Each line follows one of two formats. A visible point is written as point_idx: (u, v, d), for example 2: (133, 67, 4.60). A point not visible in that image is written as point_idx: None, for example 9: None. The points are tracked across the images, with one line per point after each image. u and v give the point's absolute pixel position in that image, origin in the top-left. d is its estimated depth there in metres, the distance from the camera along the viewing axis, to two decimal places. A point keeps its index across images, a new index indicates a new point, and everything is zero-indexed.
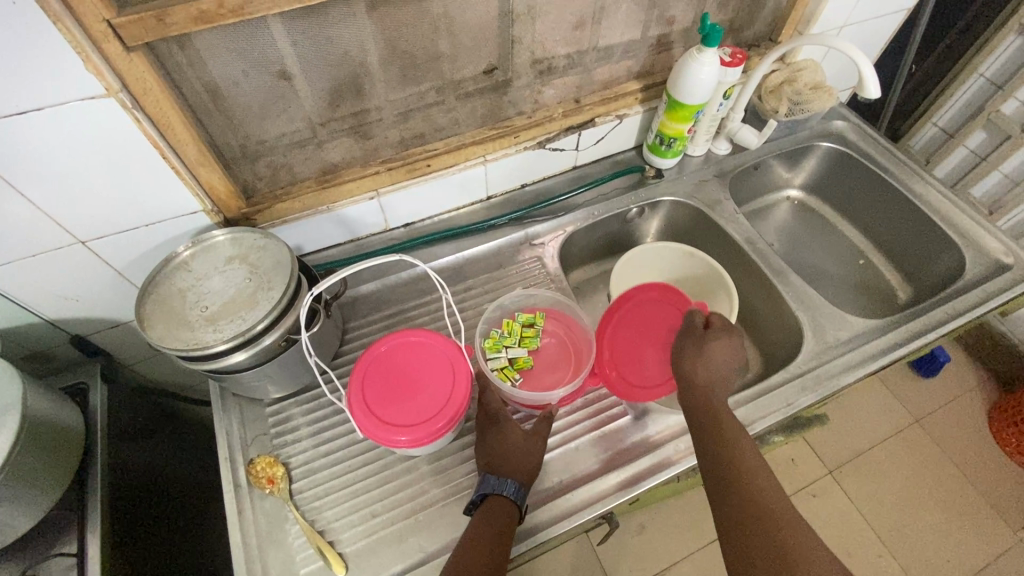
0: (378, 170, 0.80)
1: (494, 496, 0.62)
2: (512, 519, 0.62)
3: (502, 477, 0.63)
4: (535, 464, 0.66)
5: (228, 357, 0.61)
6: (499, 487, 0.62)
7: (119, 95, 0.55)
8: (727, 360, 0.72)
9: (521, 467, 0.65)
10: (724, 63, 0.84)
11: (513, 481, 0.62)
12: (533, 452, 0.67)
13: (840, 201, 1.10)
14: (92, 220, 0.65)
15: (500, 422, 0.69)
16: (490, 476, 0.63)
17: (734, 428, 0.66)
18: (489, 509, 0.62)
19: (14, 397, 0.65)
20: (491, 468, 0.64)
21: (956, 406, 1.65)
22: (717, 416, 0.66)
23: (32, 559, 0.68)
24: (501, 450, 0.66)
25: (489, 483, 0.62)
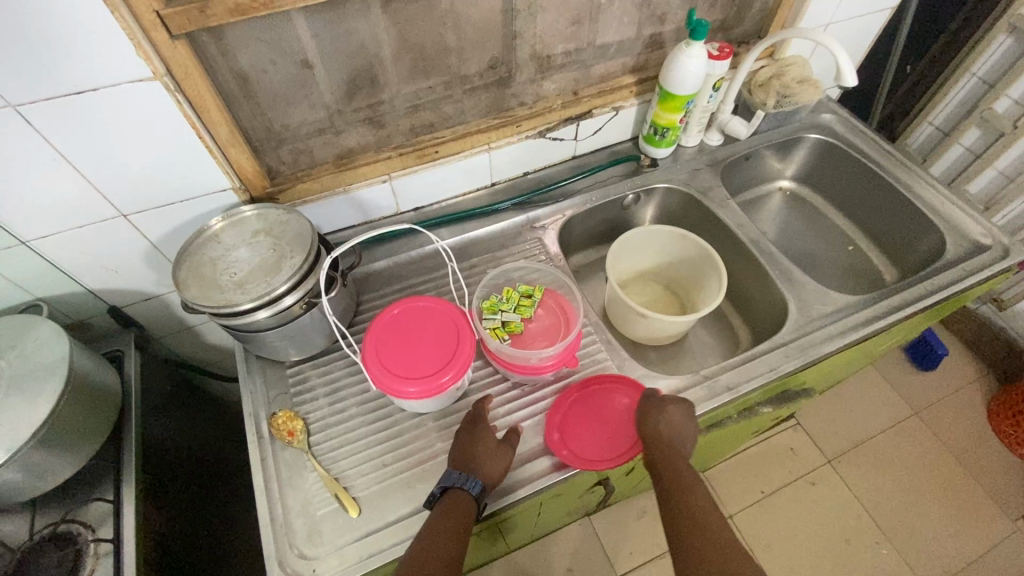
0: (390, 155, 0.87)
1: (454, 490, 0.65)
2: (468, 519, 0.63)
3: (467, 473, 0.65)
4: (502, 467, 0.68)
5: (255, 315, 0.68)
6: (461, 481, 0.64)
7: (164, 79, 0.62)
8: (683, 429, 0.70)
9: (485, 469, 0.67)
10: (712, 57, 0.90)
11: (477, 476, 0.64)
12: (501, 457, 0.68)
13: (830, 190, 1.15)
14: (135, 194, 0.72)
15: (476, 426, 0.71)
16: (454, 471, 0.66)
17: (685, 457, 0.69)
18: (448, 504, 0.64)
19: (61, 353, 0.72)
20: (458, 465, 0.67)
21: (957, 399, 1.67)
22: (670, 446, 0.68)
23: (73, 504, 0.75)
24: (470, 451, 0.68)
25: (451, 478, 0.65)
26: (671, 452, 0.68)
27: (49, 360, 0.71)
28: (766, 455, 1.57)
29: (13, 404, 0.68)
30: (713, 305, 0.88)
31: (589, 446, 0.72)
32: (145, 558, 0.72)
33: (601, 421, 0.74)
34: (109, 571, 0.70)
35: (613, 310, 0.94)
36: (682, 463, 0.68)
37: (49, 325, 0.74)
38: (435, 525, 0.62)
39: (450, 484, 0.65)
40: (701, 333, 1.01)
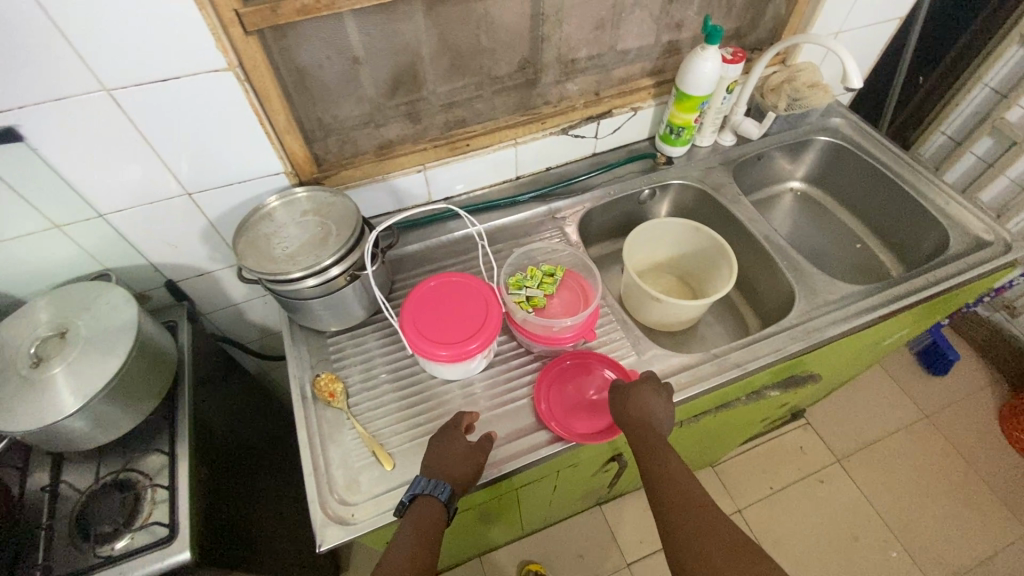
0: (426, 147, 0.94)
1: (423, 497, 0.67)
2: (436, 526, 0.65)
3: (435, 481, 0.67)
4: (472, 473, 0.70)
5: (305, 283, 0.75)
6: (430, 489, 0.66)
7: (236, 70, 0.70)
8: (657, 408, 0.73)
9: (456, 475, 0.69)
10: (726, 60, 0.96)
11: (445, 483, 0.66)
12: (471, 463, 0.70)
13: (840, 191, 1.20)
14: (200, 175, 0.80)
15: (449, 433, 0.72)
16: (422, 478, 0.67)
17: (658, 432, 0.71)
18: (418, 511, 0.66)
19: (129, 315, 0.80)
20: (427, 472, 0.69)
21: (969, 404, 1.68)
22: (642, 423, 0.71)
23: (132, 454, 0.82)
24: (440, 459, 0.69)
25: (420, 486, 0.67)
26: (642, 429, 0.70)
27: (119, 321, 0.79)
28: (776, 453, 1.60)
29: (88, 358, 0.76)
30: (725, 290, 0.93)
31: (578, 423, 0.77)
32: (197, 506, 0.79)
33: (585, 400, 0.79)
34: (164, 514, 0.77)
35: (629, 296, 1.00)
36: (654, 437, 0.69)
37: (117, 290, 0.82)
38: (409, 530, 0.64)
39: (418, 491, 0.67)
40: (713, 322, 1.06)
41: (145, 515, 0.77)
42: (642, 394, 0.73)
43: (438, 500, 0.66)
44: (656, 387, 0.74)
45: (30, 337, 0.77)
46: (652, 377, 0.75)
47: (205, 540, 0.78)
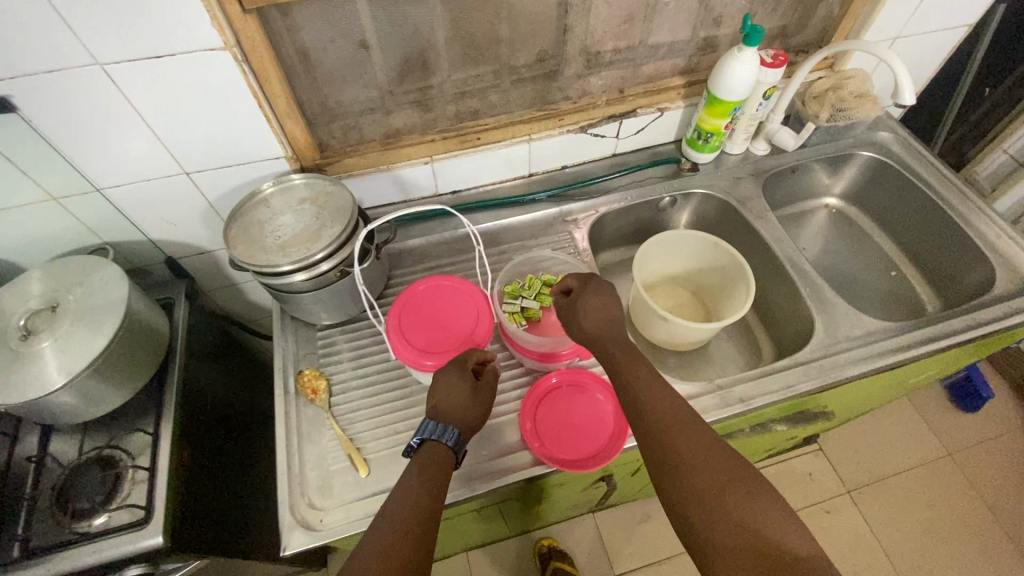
0: (434, 138, 0.90)
1: (431, 442, 0.64)
2: (444, 468, 0.63)
3: (444, 426, 0.65)
4: (481, 414, 0.69)
5: (293, 276, 0.73)
6: (439, 434, 0.64)
7: (233, 50, 0.67)
8: (601, 308, 0.73)
9: (463, 420, 0.67)
10: (765, 64, 0.88)
11: (454, 429, 0.65)
12: (479, 404, 0.69)
13: (879, 212, 1.11)
14: (197, 155, 0.78)
15: (454, 373, 0.68)
16: (431, 423, 0.65)
17: (624, 343, 0.72)
18: (422, 456, 0.63)
19: (120, 293, 0.79)
20: (435, 416, 0.66)
21: (998, 444, 1.58)
22: (599, 332, 0.72)
23: (118, 431, 0.83)
24: (447, 402, 0.67)
25: (429, 431, 0.64)
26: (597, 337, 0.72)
27: (109, 299, 0.78)
28: (783, 477, 1.54)
29: (75, 335, 0.75)
30: (740, 313, 0.87)
31: (569, 448, 0.73)
32: (176, 490, 0.79)
33: (570, 422, 0.74)
34: (142, 496, 0.78)
35: (635, 311, 0.95)
36: (612, 345, 0.72)
37: (110, 267, 0.81)
38: (414, 474, 0.61)
39: (426, 436, 0.64)
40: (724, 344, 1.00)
41: (124, 494, 0.78)
42: (581, 304, 0.74)
43: (446, 445, 0.64)
44: (593, 290, 0.74)
45: (22, 309, 0.77)
46: (583, 281, 0.76)
47: (181, 525, 0.79)
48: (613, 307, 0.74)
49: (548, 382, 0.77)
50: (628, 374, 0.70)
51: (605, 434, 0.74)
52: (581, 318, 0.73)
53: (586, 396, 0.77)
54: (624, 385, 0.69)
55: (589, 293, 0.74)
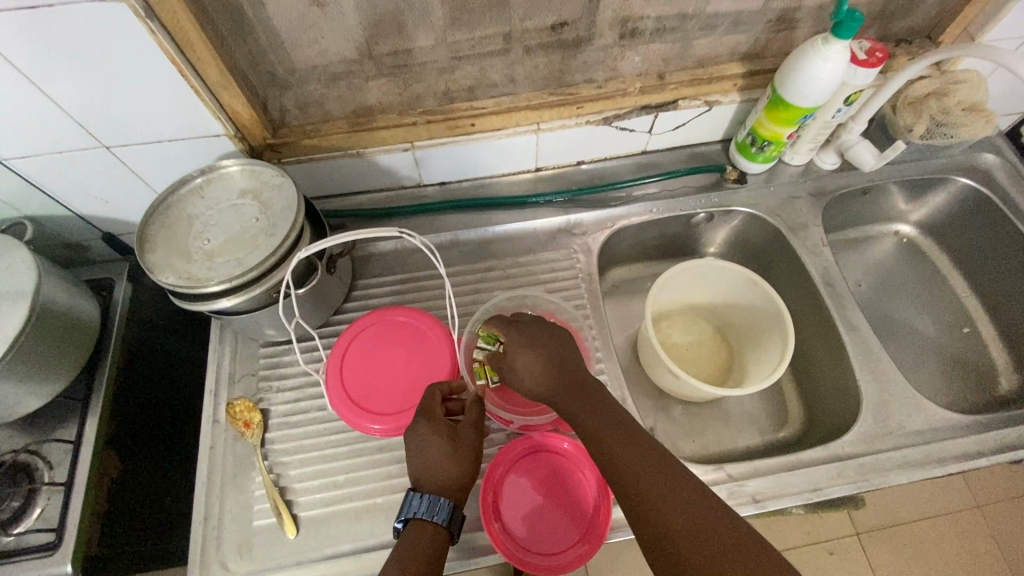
0: (415, 121, 0.72)
1: (419, 521, 0.51)
2: (438, 550, 0.50)
3: (431, 498, 0.52)
4: (474, 465, 0.55)
5: (215, 300, 0.59)
6: (425, 510, 0.52)
7: (132, 2, 0.49)
8: (535, 359, 0.58)
9: (450, 480, 0.54)
10: (855, 61, 0.66)
11: (446, 502, 0.52)
12: (467, 455, 0.55)
13: (962, 251, 0.91)
14: (115, 129, 0.62)
15: (423, 426, 0.55)
16: (415, 496, 0.52)
17: (582, 387, 0.57)
18: (409, 540, 0.50)
19: (27, 285, 0.67)
20: (418, 485, 0.54)
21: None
22: (548, 382, 0.57)
23: (38, 435, 0.74)
24: (426, 463, 0.54)
25: (413, 507, 0.52)
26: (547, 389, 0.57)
27: (15, 293, 0.66)
28: None
29: None
30: (773, 377, 0.70)
31: (559, 536, 0.60)
32: (93, 510, 0.71)
33: (543, 503, 0.62)
34: (55, 514, 0.69)
35: (641, 352, 0.79)
36: (567, 395, 0.57)
37: (21, 252, 0.69)
38: (398, 563, 0.48)
39: (412, 513, 0.52)
40: None
41: (40, 509, 0.69)
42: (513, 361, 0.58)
43: (436, 523, 0.51)
44: (523, 339, 0.59)
45: None
46: (508, 330, 0.60)
47: (98, 547, 0.71)
48: (552, 352, 0.58)
49: (507, 455, 0.64)
50: (586, 403, 0.56)
51: (595, 506, 0.61)
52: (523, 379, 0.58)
53: (559, 462, 0.64)
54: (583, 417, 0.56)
55: (518, 346, 0.59)
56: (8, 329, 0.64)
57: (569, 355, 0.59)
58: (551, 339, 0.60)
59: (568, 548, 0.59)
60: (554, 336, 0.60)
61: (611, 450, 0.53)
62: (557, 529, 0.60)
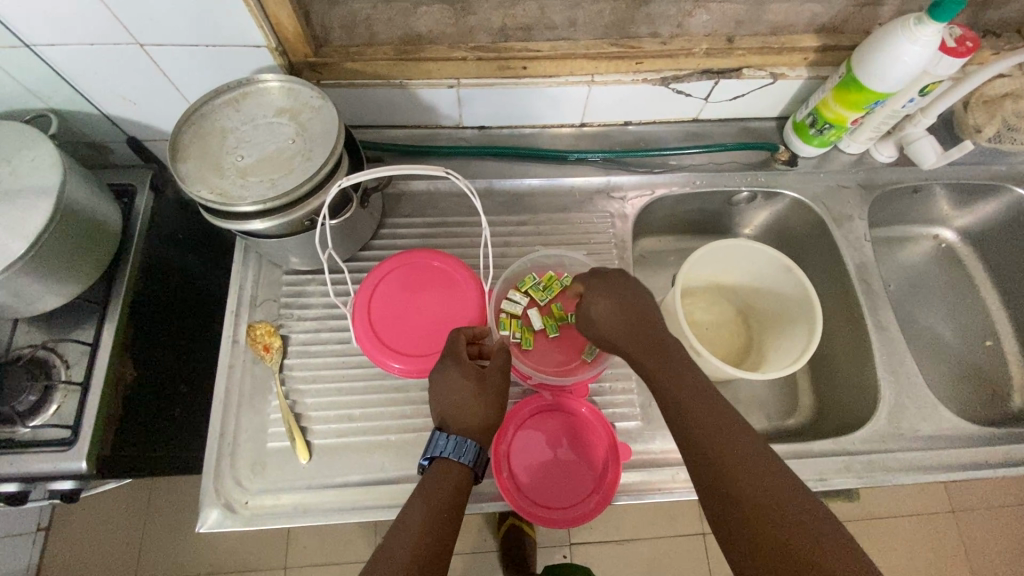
0: (465, 57, 0.68)
1: (444, 461, 0.52)
2: (461, 487, 0.51)
3: (458, 440, 0.53)
4: (500, 409, 0.55)
5: (248, 220, 0.57)
6: (451, 451, 0.52)
7: None
8: (612, 305, 0.61)
9: (476, 422, 0.54)
10: (943, 48, 0.62)
11: (472, 444, 0.52)
12: (494, 399, 0.55)
13: (1001, 264, 0.89)
14: (151, 26, 0.59)
15: (450, 367, 0.55)
16: (442, 437, 0.53)
17: (653, 343, 0.59)
18: (434, 476, 0.51)
19: (53, 182, 0.65)
20: (445, 427, 0.54)
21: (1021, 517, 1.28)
22: (618, 327, 0.60)
23: (56, 333, 0.74)
24: (451, 406, 0.54)
25: (439, 446, 0.52)
26: (613, 336, 0.60)
27: (40, 189, 0.65)
28: None
29: None
30: (795, 366, 0.69)
31: (572, 490, 0.61)
32: (108, 413, 0.72)
33: (554, 457, 0.63)
34: (71, 412, 0.70)
35: (661, 325, 0.78)
36: (640, 351, 0.59)
37: (46, 146, 0.66)
38: (425, 498, 0.49)
39: (437, 452, 0.53)
40: None
41: (56, 406, 0.71)
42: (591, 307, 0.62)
43: (462, 464, 0.52)
44: (601, 289, 0.62)
45: None
46: (587, 281, 0.63)
47: (111, 449, 0.72)
48: (629, 300, 0.61)
49: (520, 411, 0.64)
50: (657, 352, 0.58)
51: (607, 466, 0.62)
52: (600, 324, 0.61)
53: (572, 420, 0.64)
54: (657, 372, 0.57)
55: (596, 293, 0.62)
56: (32, 225, 0.63)
57: (650, 307, 0.61)
58: (627, 287, 0.62)
59: (583, 502, 0.61)
60: (627, 280, 0.63)
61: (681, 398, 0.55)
62: (570, 484, 0.62)
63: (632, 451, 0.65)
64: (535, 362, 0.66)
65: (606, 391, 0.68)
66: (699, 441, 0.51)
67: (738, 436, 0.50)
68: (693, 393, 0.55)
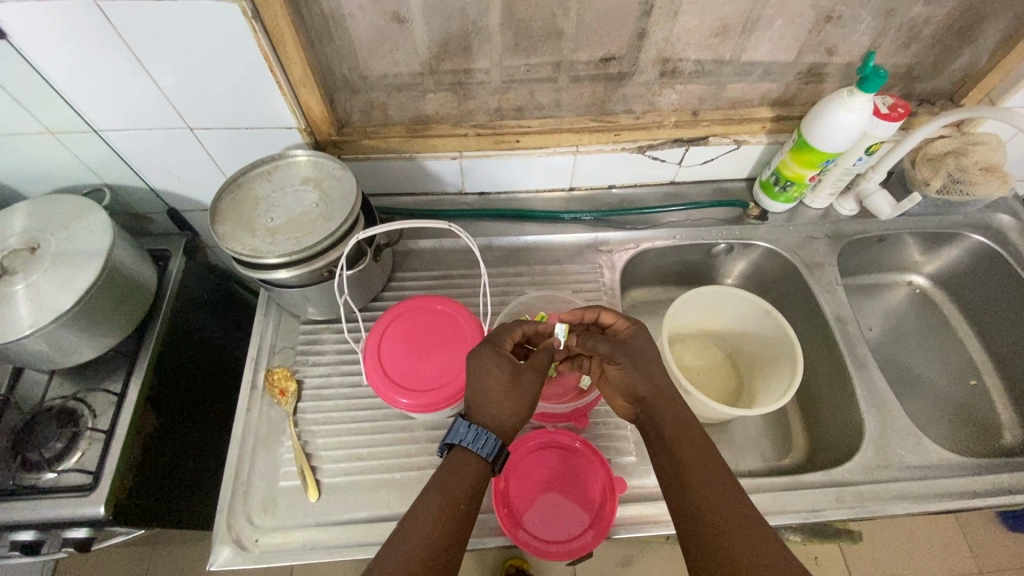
0: (466, 133, 0.79)
1: (463, 449, 0.55)
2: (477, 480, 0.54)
3: (478, 430, 0.55)
4: (527, 406, 0.58)
5: (274, 271, 0.64)
6: (471, 440, 0.55)
7: (241, 4, 0.58)
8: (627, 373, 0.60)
9: (503, 414, 0.57)
10: (878, 114, 0.72)
11: (492, 437, 0.55)
12: (525, 395, 0.58)
13: (972, 306, 0.94)
14: (203, 112, 0.70)
15: (489, 353, 0.59)
16: (463, 424, 0.56)
17: (662, 407, 0.58)
18: (454, 463, 0.54)
19: (103, 246, 0.73)
20: (469, 416, 0.57)
21: None
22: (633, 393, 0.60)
23: (86, 385, 0.79)
24: (483, 393, 0.57)
25: (459, 433, 0.55)
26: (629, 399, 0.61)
27: (91, 251, 0.73)
28: None
29: (49, 281, 0.70)
30: (781, 403, 0.73)
31: (564, 527, 0.63)
32: (128, 461, 0.75)
33: (553, 494, 0.65)
34: (92, 461, 0.74)
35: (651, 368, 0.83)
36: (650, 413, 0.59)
37: (101, 217, 0.76)
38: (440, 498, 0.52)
39: (457, 440, 0.55)
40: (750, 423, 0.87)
41: (78, 454, 0.74)
42: (638, 349, 0.61)
43: (480, 455, 0.55)
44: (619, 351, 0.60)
45: (3, 244, 0.74)
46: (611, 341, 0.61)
47: (128, 496, 0.75)
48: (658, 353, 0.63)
49: (526, 444, 0.68)
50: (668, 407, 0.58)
51: (601, 504, 0.64)
52: (643, 371, 0.60)
53: (572, 458, 0.67)
54: (662, 427, 0.57)
55: (635, 336, 0.62)
56: (81, 283, 0.71)
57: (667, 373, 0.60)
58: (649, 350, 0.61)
59: (574, 538, 0.62)
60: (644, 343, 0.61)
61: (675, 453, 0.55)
62: (563, 519, 0.63)
63: (627, 485, 0.67)
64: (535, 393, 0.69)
65: (601, 429, 0.71)
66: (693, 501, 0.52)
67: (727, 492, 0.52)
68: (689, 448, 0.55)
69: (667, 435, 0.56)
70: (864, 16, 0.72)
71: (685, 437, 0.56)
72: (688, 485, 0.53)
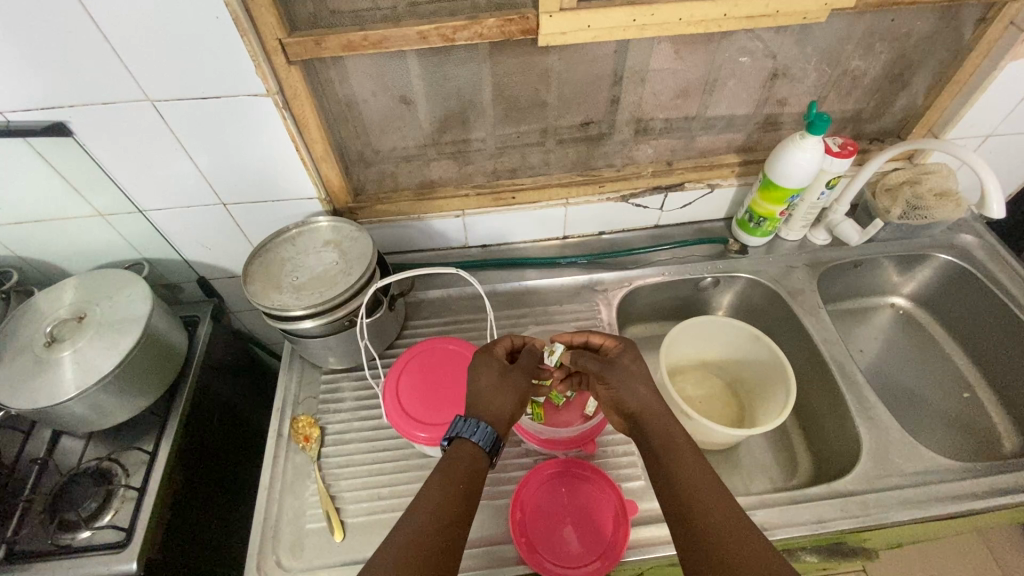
0: (468, 194, 0.89)
1: (461, 440, 0.60)
2: (478, 467, 0.59)
3: (475, 423, 0.61)
4: (516, 406, 0.64)
5: (300, 322, 0.71)
6: (469, 432, 0.60)
7: (275, 97, 0.69)
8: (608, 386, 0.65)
9: (493, 411, 0.62)
10: (830, 152, 0.81)
11: (485, 426, 0.60)
12: (514, 392, 0.65)
13: (952, 321, 0.99)
14: (235, 189, 0.80)
15: (486, 358, 0.67)
16: (462, 419, 0.61)
17: (650, 423, 0.63)
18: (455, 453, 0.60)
19: (142, 311, 0.80)
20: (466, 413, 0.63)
21: None
22: (622, 404, 0.65)
23: (120, 446, 0.84)
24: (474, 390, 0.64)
25: (459, 428, 0.60)
26: (618, 410, 0.65)
27: (131, 317, 0.80)
28: None
29: (92, 347, 0.77)
30: (780, 419, 0.75)
31: (576, 551, 0.66)
32: (159, 517, 0.78)
33: (564, 519, 0.68)
34: (126, 518, 0.77)
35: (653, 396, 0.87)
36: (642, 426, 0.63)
37: (143, 286, 0.83)
38: (441, 481, 0.56)
39: (457, 433, 0.61)
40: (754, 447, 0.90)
41: (112, 512, 0.78)
42: (623, 366, 0.66)
43: (477, 444, 0.60)
44: (612, 370, 0.66)
45: (53, 316, 0.81)
46: (601, 362, 0.67)
47: (157, 553, 0.77)
48: (645, 369, 0.67)
49: (540, 470, 0.72)
50: (658, 421, 0.63)
51: (612, 529, 0.67)
52: (628, 385, 0.65)
53: (583, 485, 0.71)
54: (655, 435, 0.62)
55: (622, 352, 0.68)
56: (122, 346, 0.77)
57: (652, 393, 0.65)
58: (631, 371, 0.66)
59: (582, 561, 0.65)
60: (636, 365, 0.67)
61: (669, 463, 0.59)
62: (574, 543, 0.66)
63: (639, 508, 0.70)
64: (546, 421, 0.74)
65: (610, 456, 0.75)
66: (684, 499, 0.56)
67: (719, 495, 0.56)
68: (681, 456, 0.59)
69: (666, 459, 0.60)
70: (807, 73, 0.83)
71: (682, 446, 0.60)
72: (690, 509, 0.55)
